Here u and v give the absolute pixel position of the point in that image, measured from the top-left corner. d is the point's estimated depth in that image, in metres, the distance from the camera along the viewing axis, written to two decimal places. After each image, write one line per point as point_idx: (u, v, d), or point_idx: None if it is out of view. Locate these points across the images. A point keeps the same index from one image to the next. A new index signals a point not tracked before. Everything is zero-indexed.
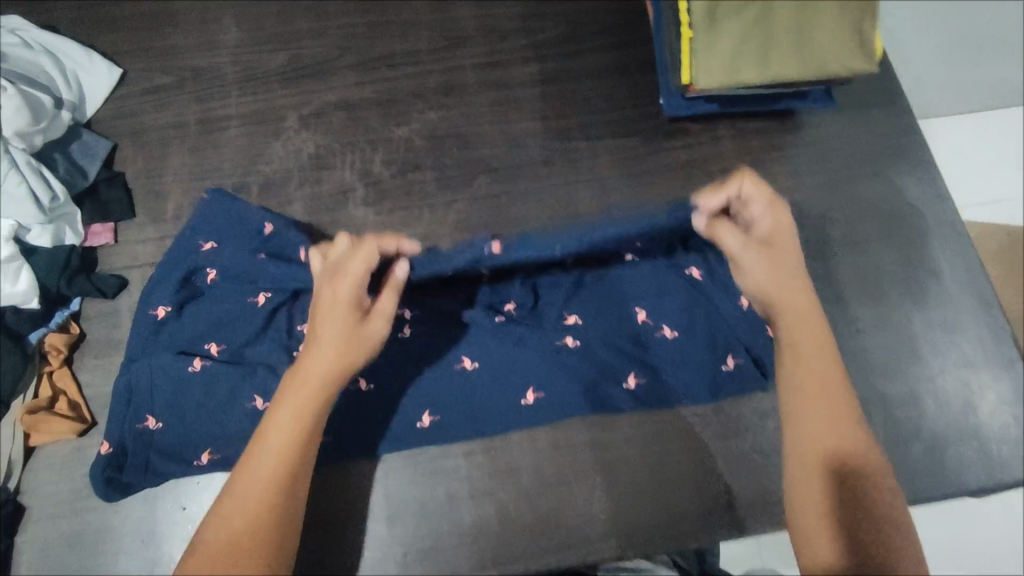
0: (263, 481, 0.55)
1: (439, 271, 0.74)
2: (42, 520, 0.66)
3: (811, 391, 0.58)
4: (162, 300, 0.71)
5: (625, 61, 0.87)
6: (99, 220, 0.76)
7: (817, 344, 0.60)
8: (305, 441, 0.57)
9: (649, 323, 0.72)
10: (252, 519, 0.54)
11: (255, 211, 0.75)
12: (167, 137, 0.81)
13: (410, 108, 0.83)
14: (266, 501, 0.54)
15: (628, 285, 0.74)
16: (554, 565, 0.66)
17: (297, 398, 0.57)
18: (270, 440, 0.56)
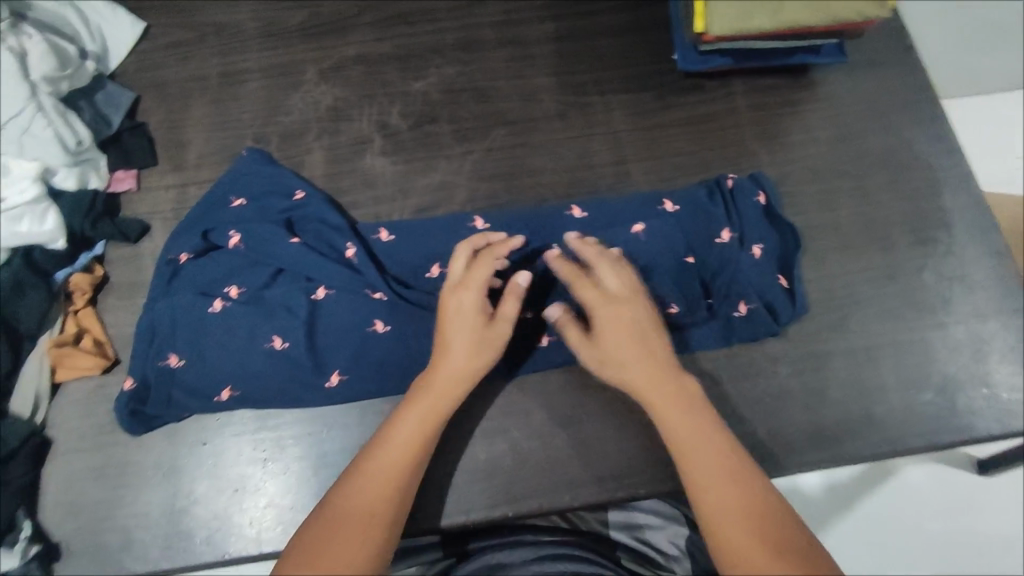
0: (392, 466, 0.58)
1: (463, 220, 0.75)
2: (66, 452, 0.67)
3: (699, 457, 0.58)
4: (184, 248, 0.72)
5: (641, 16, 0.87)
6: (122, 167, 0.78)
7: (693, 418, 0.60)
8: (428, 446, 0.60)
9: (668, 272, 0.73)
10: (367, 516, 0.55)
11: (290, 177, 0.76)
12: (189, 89, 0.82)
13: (428, 63, 0.85)
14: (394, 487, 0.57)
15: (650, 234, 0.74)
16: (569, 502, 0.67)
17: (430, 399, 0.61)
18: (394, 441, 0.59)
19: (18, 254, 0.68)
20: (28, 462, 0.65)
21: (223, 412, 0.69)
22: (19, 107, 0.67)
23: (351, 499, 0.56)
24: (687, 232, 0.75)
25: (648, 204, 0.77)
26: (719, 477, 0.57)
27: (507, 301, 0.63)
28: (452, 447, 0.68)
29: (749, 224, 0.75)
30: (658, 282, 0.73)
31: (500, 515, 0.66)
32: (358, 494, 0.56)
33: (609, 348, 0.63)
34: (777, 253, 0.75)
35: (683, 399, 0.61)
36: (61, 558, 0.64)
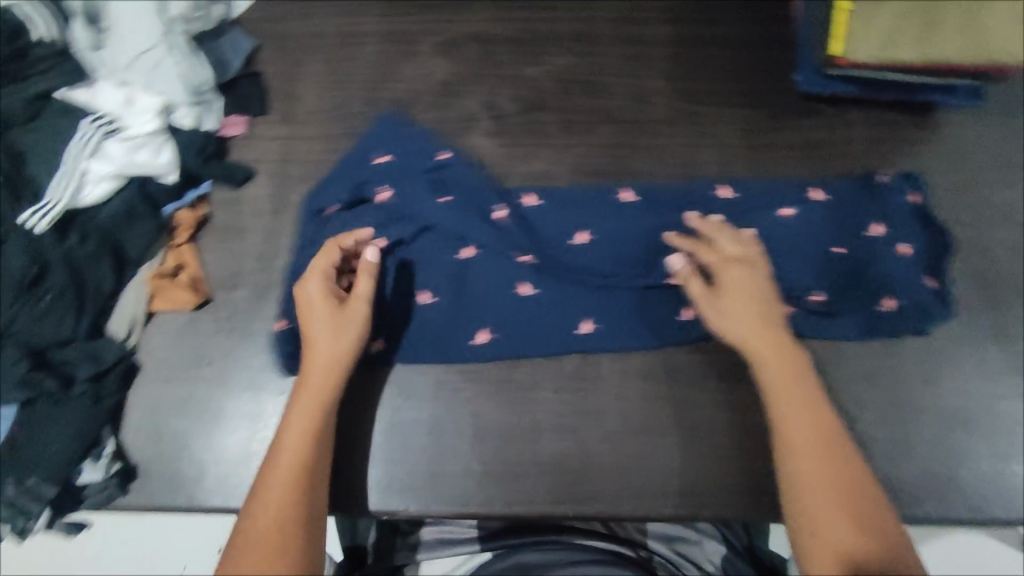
0: (288, 476, 0.58)
1: (604, 198, 0.76)
2: (152, 379, 0.70)
3: (799, 427, 0.59)
4: (332, 198, 0.74)
5: (767, 29, 0.84)
6: (235, 112, 0.79)
7: (802, 394, 0.60)
8: (320, 444, 0.61)
9: (806, 275, 0.73)
10: (274, 528, 0.55)
11: (414, 141, 0.77)
12: (307, 44, 0.83)
13: (544, 50, 0.84)
14: (293, 496, 0.57)
15: (800, 226, 0.74)
16: (631, 512, 0.65)
17: (303, 400, 0.62)
18: (287, 454, 0.59)
19: (134, 183, 0.71)
20: (119, 381, 0.68)
21: (371, 361, 0.69)
22: (153, 45, 0.73)
23: (259, 517, 0.56)
24: (823, 244, 0.74)
25: (796, 197, 0.76)
26: (817, 456, 0.57)
27: (362, 282, 0.66)
28: (520, 437, 0.67)
29: (899, 221, 0.75)
30: (800, 271, 0.73)
31: (560, 513, 0.65)
32: (264, 510, 0.56)
33: (732, 312, 0.64)
34: (882, 292, 0.72)
35: (794, 370, 0.61)
36: (136, 479, 0.66)
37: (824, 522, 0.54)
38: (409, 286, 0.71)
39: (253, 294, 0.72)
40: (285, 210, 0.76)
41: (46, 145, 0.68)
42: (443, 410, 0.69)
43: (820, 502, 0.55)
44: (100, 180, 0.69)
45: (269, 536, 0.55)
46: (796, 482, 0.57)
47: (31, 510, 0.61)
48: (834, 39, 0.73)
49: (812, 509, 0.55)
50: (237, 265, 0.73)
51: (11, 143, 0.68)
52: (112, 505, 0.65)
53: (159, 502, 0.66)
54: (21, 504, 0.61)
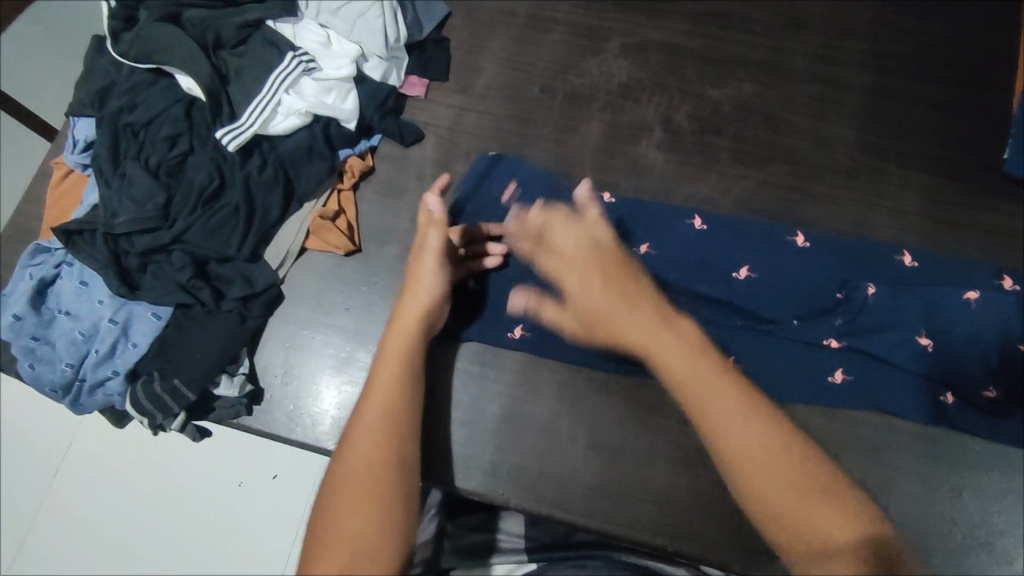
0: (377, 423, 0.56)
1: (772, 237, 0.73)
2: (294, 313, 0.72)
3: (690, 383, 0.53)
4: (505, 186, 0.75)
5: (976, 99, 0.78)
6: (417, 73, 0.80)
7: (678, 351, 0.55)
8: (412, 392, 0.59)
9: (980, 365, 0.66)
10: (365, 474, 0.53)
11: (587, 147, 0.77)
12: (496, 21, 0.83)
13: (731, 73, 0.81)
14: (383, 445, 0.55)
15: (986, 313, 0.67)
16: (732, 564, 0.63)
17: (392, 345, 0.61)
18: (376, 400, 0.57)
19: (318, 123, 0.73)
20: (264, 307, 0.70)
21: (512, 348, 0.70)
22: None
23: (352, 461, 0.54)
24: (1006, 337, 0.66)
25: (979, 284, 0.71)
26: (728, 408, 0.52)
27: (441, 233, 0.64)
28: (632, 459, 0.66)
29: None
30: (972, 363, 0.66)
31: (659, 545, 0.63)
32: (358, 455, 0.54)
33: (580, 275, 0.62)
34: None
35: (655, 320, 0.58)
36: (260, 405, 0.69)
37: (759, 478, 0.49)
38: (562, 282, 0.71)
39: (401, 254, 0.74)
40: (447, 179, 0.77)
41: (251, 72, 0.71)
42: (567, 411, 0.68)
43: (750, 452, 0.50)
44: (289, 114, 0.71)
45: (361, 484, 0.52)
46: (725, 448, 0.51)
47: (171, 408, 0.65)
48: None
49: (763, 477, 0.49)
50: (391, 222, 0.75)
51: (219, 64, 0.72)
52: (236, 422, 0.68)
53: (279, 431, 0.68)
54: (163, 401, 0.65)
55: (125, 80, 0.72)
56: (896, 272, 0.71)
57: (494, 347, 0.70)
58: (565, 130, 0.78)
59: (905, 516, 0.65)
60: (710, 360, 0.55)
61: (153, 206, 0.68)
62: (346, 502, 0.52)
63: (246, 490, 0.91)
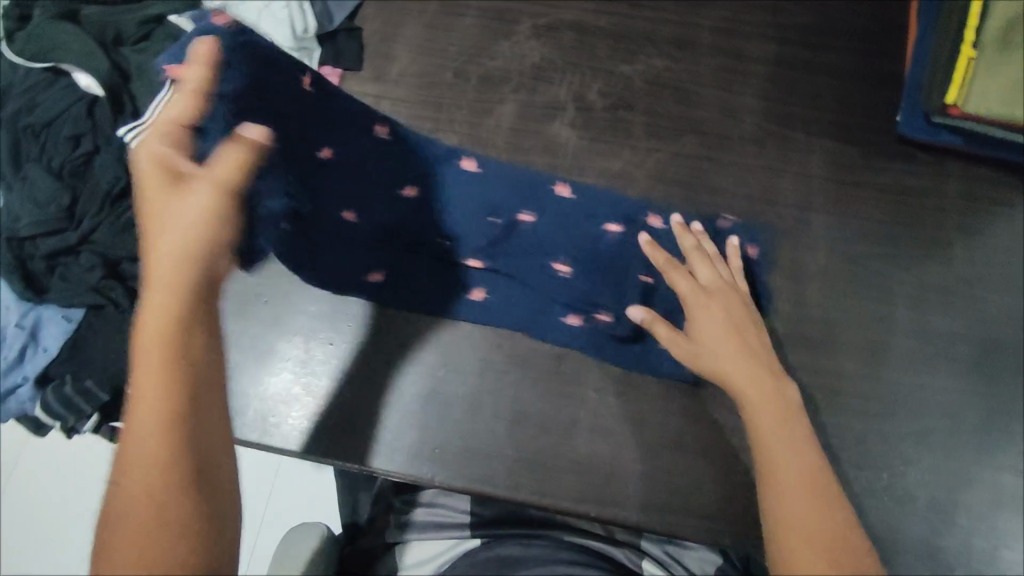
0: (150, 370, 0.42)
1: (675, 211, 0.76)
2: (213, 309, 0.72)
3: (774, 437, 0.54)
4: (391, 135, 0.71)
5: (871, 66, 0.82)
6: (330, 64, 0.80)
7: (780, 416, 0.56)
8: (184, 323, 0.44)
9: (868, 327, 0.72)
10: (153, 447, 0.40)
11: (501, 130, 0.78)
12: (408, 8, 0.83)
13: (641, 49, 0.82)
14: (164, 398, 0.41)
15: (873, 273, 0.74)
16: (652, 524, 0.65)
17: (153, 254, 0.45)
18: (145, 348, 0.43)
19: None
20: None
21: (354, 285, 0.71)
22: None
23: (130, 444, 0.40)
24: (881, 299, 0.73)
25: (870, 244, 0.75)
26: (797, 465, 0.52)
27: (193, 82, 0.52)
28: (555, 429, 0.68)
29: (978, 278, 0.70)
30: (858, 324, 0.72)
31: (582, 511, 0.65)
32: (137, 430, 0.40)
33: (715, 331, 0.62)
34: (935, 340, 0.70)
35: (771, 386, 0.58)
36: None
37: (804, 544, 0.47)
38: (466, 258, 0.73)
39: None
40: None
41: (154, 67, 0.70)
42: (488, 387, 0.69)
43: (804, 515, 0.48)
44: None
45: (143, 462, 0.39)
46: (781, 503, 0.50)
47: (83, 411, 0.64)
48: (953, 84, 0.74)
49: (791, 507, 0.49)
50: None
51: (120, 60, 0.71)
52: None
53: None
54: (73, 401, 0.64)
55: (22, 81, 0.70)
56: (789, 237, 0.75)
57: (403, 322, 0.72)
58: (479, 112, 0.79)
59: None
60: (800, 429, 0.55)
61: (56, 207, 0.66)
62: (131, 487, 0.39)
63: None
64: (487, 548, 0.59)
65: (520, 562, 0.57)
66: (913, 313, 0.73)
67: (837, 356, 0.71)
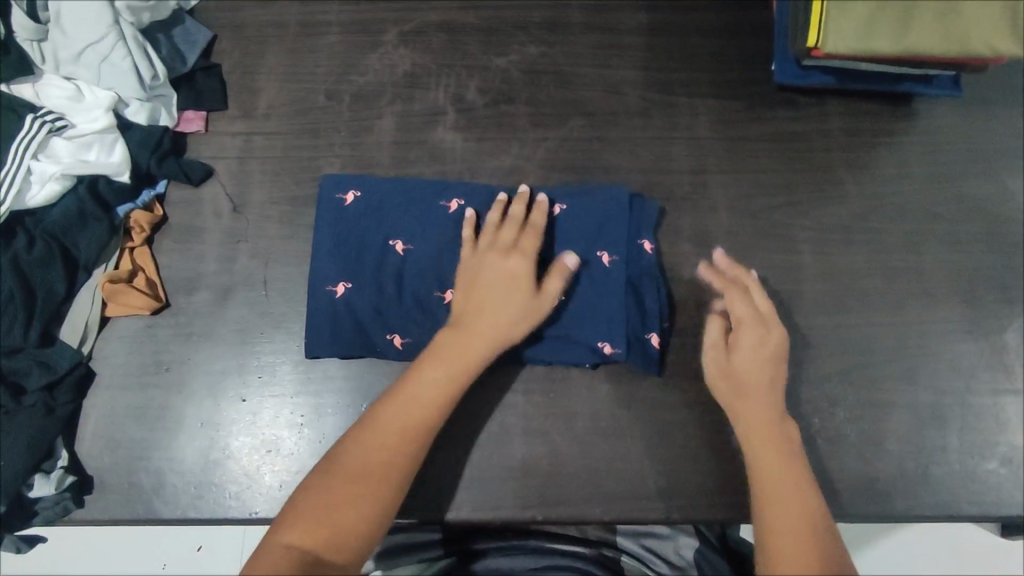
0: (416, 408, 0.60)
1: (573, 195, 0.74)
2: (110, 387, 0.68)
3: (772, 479, 0.60)
4: (349, 186, 0.72)
5: (741, 19, 0.82)
6: (192, 107, 0.76)
7: (779, 458, 0.61)
8: (443, 406, 0.61)
9: (779, 277, 0.73)
10: (379, 464, 0.57)
11: (384, 147, 0.76)
12: (266, 35, 0.79)
13: (513, 38, 0.80)
14: (402, 430, 0.59)
15: (773, 222, 0.75)
16: (597, 514, 0.65)
17: (458, 348, 0.63)
18: (420, 390, 0.61)
19: (83, 182, 0.68)
20: (71, 391, 0.66)
21: (334, 311, 0.68)
22: (104, 34, 0.69)
23: (359, 455, 0.58)
24: (782, 246, 0.74)
25: (763, 195, 0.76)
26: (791, 502, 0.58)
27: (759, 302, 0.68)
28: (488, 441, 0.67)
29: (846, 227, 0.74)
30: (767, 276, 0.73)
31: (528, 516, 0.65)
32: (372, 436, 0.59)
33: (743, 372, 0.65)
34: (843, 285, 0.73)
35: (779, 425, 0.63)
36: (90, 492, 0.64)
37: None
38: (402, 291, 0.69)
39: (214, 298, 0.70)
40: (247, 209, 0.73)
41: None
42: None
43: (793, 553, 0.55)
44: (44, 180, 0.66)
45: (366, 475, 0.57)
46: (776, 537, 0.56)
47: None
48: (811, 27, 0.67)
49: (778, 532, 0.57)
50: (195, 267, 0.71)
51: None
52: (68, 518, 0.63)
53: (117, 514, 0.64)
54: None
55: None
56: (689, 202, 0.75)
57: (315, 362, 0.69)
58: (358, 131, 0.76)
59: None
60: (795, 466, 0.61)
61: None
62: (355, 488, 0.56)
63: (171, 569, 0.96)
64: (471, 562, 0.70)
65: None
66: (816, 255, 0.74)
67: None
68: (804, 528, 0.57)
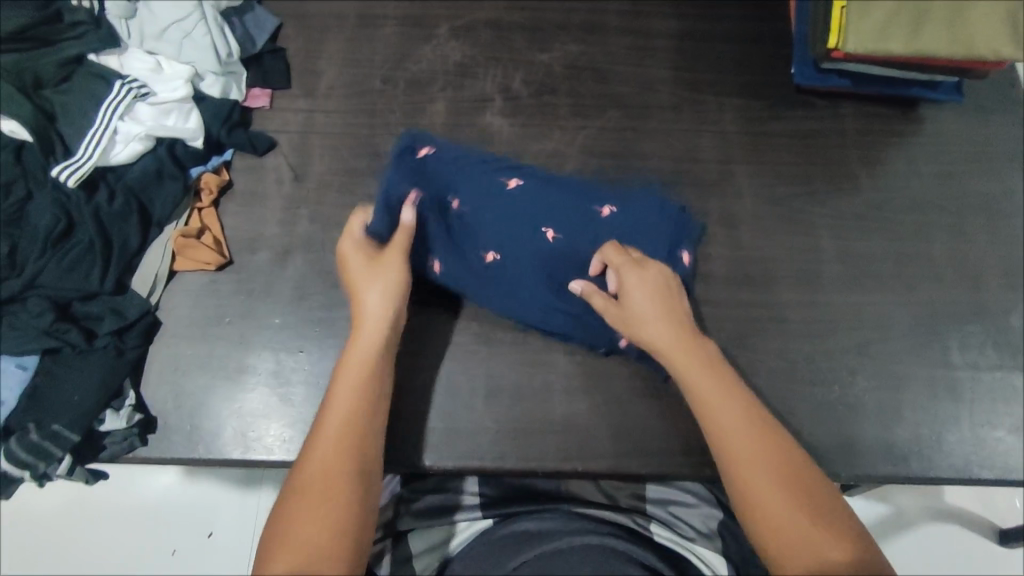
0: (330, 452, 0.56)
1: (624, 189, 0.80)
2: (175, 336, 0.72)
3: (728, 424, 0.58)
4: (426, 143, 0.79)
5: (763, 28, 0.90)
6: (259, 85, 0.82)
7: (729, 405, 0.59)
8: (358, 437, 0.57)
9: (801, 259, 0.79)
10: (322, 522, 0.52)
11: (436, 129, 0.82)
12: (328, 25, 0.86)
13: (554, 37, 0.87)
14: (331, 478, 0.54)
15: (796, 210, 0.81)
16: (634, 468, 0.69)
17: (351, 389, 0.59)
18: (327, 437, 0.56)
19: (162, 145, 0.73)
20: (140, 337, 0.69)
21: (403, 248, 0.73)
22: (186, 16, 0.76)
23: (303, 521, 0.52)
24: (803, 231, 0.80)
25: (785, 185, 0.82)
26: (755, 451, 0.56)
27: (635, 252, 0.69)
28: (531, 396, 0.72)
29: (862, 217, 0.81)
30: (790, 257, 0.79)
31: (569, 468, 0.69)
32: (303, 506, 0.52)
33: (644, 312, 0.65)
34: (859, 268, 0.78)
35: (705, 366, 0.61)
36: (155, 433, 0.68)
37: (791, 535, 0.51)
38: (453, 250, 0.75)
39: (275, 258, 0.75)
40: (307, 178, 0.79)
41: (80, 107, 0.71)
42: (462, 370, 0.72)
43: (780, 505, 0.53)
44: (128, 140, 0.71)
45: (318, 536, 0.51)
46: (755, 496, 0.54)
47: (54, 454, 0.63)
48: (832, 31, 0.75)
49: (765, 509, 0.53)
50: (258, 229, 0.76)
51: (42, 102, 0.71)
52: (131, 456, 0.67)
53: (179, 454, 0.67)
54: (44, 448, 0.63)
55: None
56: (717, 189, 0.81)
57: None
58: (411, 114, 0.82)
59: (776, 390, 0.73)
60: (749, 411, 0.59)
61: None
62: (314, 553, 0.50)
63: (179, 557, 0.98)
64: (504, 525, 0.69)
65: (534, 536, 0.65)
66: (834, 239, 0.80)
67: (774, 288, 0.77)
68: (786, 497, 0.53)
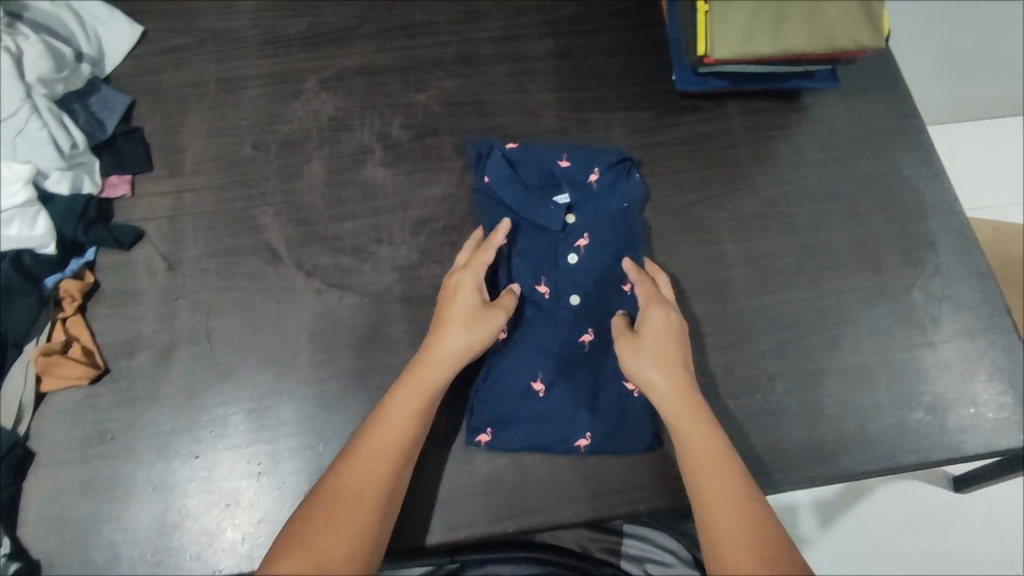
0: (401, 422, 0.61)
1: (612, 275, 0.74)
2: (52, 465, 0.65)
3: (709, 475, 0.59)
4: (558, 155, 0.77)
5: (640, 37, 0.88)
6: (115, 172, 0.76)
7: (711, 457, 0.60)
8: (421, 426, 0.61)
9: (707, 270, 0.77)
10: (361, 490, 0.57)
11: (317, 190, 0.77)
12: (185, 95, 0.81)
13: (429, 75, 0.84)
14: (400, 443, 0.60)
15: (696, 219, 0.80)
16: (568, 517, 0.67)
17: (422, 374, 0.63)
18: (399, 413, 0.61)
19: (6, 257, 0.66)
20: (10, 474, 0.63)
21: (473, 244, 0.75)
22: (15, 108, 0.67)
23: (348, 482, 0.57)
24: (705, 240, 0.79)
25: (683, 195, 0.81)
26: (727, 498, 0.57)
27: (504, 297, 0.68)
28: (452, 460, 0.68)
29: (761, 216, 0.80)
30: (697, 268, 0.77)
31: (500, 530, 0.66)
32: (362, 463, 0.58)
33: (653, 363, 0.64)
34: (763, 269, 0.78)
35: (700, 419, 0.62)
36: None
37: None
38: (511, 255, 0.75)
39: (157, 358, 0.69)
40: (181, 265, 0.73)
41: None
42: None
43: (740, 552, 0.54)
44: None
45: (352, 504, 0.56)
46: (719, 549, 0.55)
47: None
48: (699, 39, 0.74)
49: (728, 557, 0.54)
50: (135, 329, 0.70)
51: None
52: None
53: None
54: None
55: None
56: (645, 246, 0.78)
57: (268, 409, 0.68)
58: (288, 177, 0.78)
59: None
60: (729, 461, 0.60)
61: None
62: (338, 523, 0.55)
63: None
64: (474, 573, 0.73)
65: None
66: (738, 243, 0.79)
67: (684, 304, 0.76)
68: (748, 545, 0.54)
